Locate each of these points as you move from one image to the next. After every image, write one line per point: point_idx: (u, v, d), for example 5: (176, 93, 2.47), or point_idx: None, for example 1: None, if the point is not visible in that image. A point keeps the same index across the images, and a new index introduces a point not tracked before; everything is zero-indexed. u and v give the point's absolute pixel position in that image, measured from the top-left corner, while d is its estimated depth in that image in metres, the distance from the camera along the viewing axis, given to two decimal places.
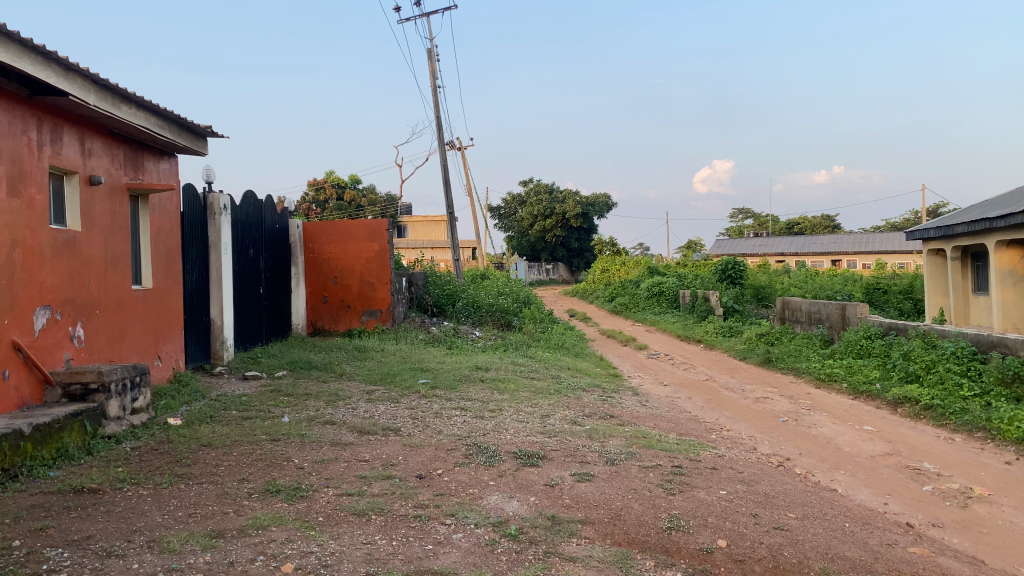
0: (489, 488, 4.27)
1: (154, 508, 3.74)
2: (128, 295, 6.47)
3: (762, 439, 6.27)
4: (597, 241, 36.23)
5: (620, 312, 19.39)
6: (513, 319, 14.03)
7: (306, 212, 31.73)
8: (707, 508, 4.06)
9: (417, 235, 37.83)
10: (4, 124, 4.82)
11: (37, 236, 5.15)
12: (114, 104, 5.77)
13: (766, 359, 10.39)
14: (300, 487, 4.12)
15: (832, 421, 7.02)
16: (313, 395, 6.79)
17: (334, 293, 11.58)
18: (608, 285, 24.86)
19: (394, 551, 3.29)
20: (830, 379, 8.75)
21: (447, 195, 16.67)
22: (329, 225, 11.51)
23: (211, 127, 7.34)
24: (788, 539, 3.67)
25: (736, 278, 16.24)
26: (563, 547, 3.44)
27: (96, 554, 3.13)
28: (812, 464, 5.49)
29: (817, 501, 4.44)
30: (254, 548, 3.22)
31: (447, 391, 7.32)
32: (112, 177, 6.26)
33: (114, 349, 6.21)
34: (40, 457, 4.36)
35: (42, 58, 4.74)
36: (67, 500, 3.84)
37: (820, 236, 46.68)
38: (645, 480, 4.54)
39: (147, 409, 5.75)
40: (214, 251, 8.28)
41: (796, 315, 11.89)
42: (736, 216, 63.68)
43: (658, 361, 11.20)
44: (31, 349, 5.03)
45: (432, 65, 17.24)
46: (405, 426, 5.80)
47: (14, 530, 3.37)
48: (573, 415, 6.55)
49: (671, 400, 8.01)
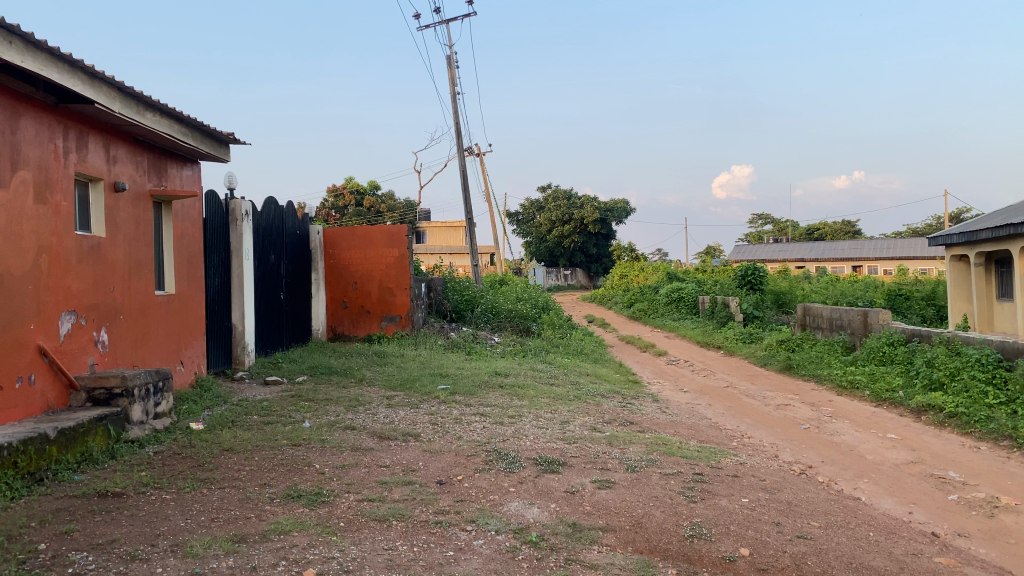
0: (509, 495, 4.27)
1: (177, 513, 3.76)
2: (152, 301, 6.52)
3: (784, 446, 6.23)
4: (615, 247, 36.13)
5: (639, 318, 19.38)
6: (532, 324, 14.04)
7: (325, 218, 31.93)
8: (730, 516, 4.03)
9: (436, 241, 37.97)
10: (31, 131, 4.88)
11: (62, 242, 5.21)
12: (139, 111, 5.83)
13: (787, 366, 10.32)
14: (322, 492, 4.14)
15: (855, 428, 6.95)
16: (334, 400, 6.82)
17: (354, 299, 11.63)
18: (628, 291, 24.81)
19: (416, 557, 3.29)
20: (852, 386, 8.67)
21: (466, 200, 16.69)
22: (348, 231, 11.55)
23: (233, 134, 7.40)
24: (812, 549, 3.64)
25: (756, 284, 16.11)
26: (584, 554, 3.43)
27: (121, 557, 3.15)
28: (835, 472, 5.44)
29: (841, 510, 4.39)
30: (276, 553, 3.23)
31: (466, 397, 7.32)
32: (136, 184, 6.33)
33: (137, 354, 6.27)
34: (65, 461, 4.40)
35: (68, 66, 4.80)
36: (92, 503, 3.88)
37: (841, 242, 46.35)
38: (666, 487, 4.51)
39: (169, 414, 5.79)
40: (236, 256, 8.34)
41: (817, 322, 11.79)
42: (756, 222, 63.51)
43: (678, 367, 11.15)
44: (56, 353, 5.08)
45: (452, 72, 17.33)
46: (425, 432, 5.80)
47: (39, 534, 3.40)
48: (593, 422, 6.53)
49: (691, 407, 7.97)
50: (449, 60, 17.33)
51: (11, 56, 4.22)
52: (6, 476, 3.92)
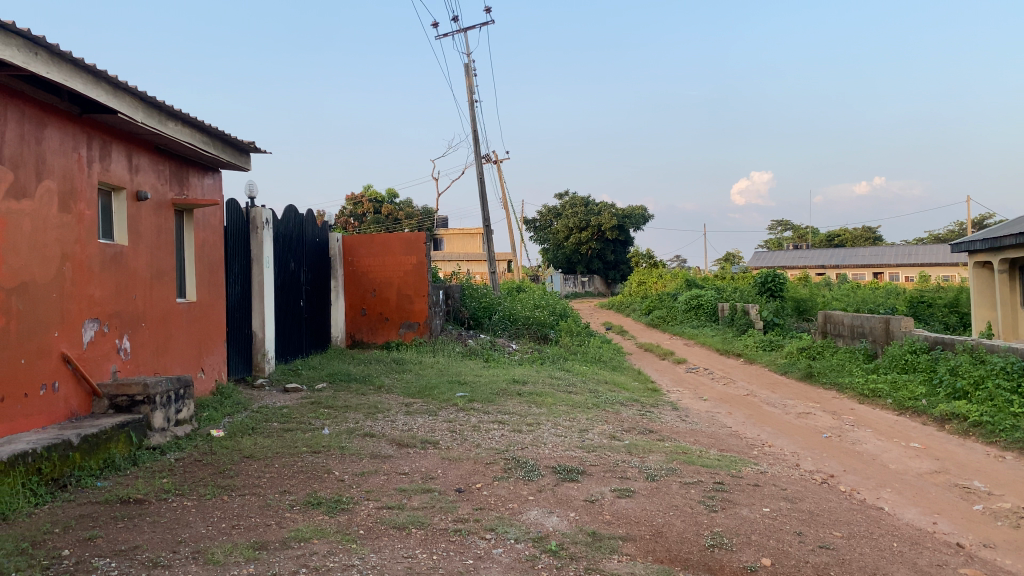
0: (528, 503, 4.26)
1: (198, 519, 3.78)
2: (173, 309, 6.58)
3: (805, 455, 6.17)
4: (634, 253, 36.05)
5: (658, 325, 19.32)
6: (550, 331, 14.03)
7: (344, 226, 32.08)
8: (751, 526, 4.00)
9: (453, 247, 38.06)
10: (56, 141, 4.95)
11: (86, 251, 5.27)
12: (161, 120, 5.89)
13: (808, 374, 10.23)
14: (342, 500, 4.14)
15: (878, 437, 6.88)
16: (353, 407, 6.83)
17: (372, 306, 11.70)
18: (646, 298, 24.73)
19: (435, 565, 3.29)
20: (874, 394, 8.58)
21: (484, 207, 16.72)
22: (367, 238, 11.64)
23: (254, 143, 7.46)
24: (835, 559, 3.60)
25: (776, 291, 15.97)
26: (605, 563, 3.41)
27: (143, 564, 3.17)
28: (858, 481, 5.38)
29: (864, 520, 4.34)
30: (296, 561, 3.24)
31: (484, 404, 7.32)
32: (158, 193, 6.39)
33: (159, 361, 6.32)
34: (88, 468, 4.44)
35: (93, 77, 4.86)
36: (114, 509, 3.91)
37: (862, 249, 45.98)
38: (686, 497, 4.48)
39: (191, 421, 5.83)
40: (257, 264, 8.40)
41: (838, 329, 11.67)
42: (775, 229, 63.16)
43: (697, 375, 11.08)
44: (79, 360, 5.13)
45: (470, 80, 17.38)
46: (444, 439, 5.81)
47: (63, 540, 3.43)
48: (612, 430, 6.50)
49: (711, 416, 7.91)
50: (467, 67, 17.38)
51: (36, 67, 4.28)
52: (30, 483, 3.97)
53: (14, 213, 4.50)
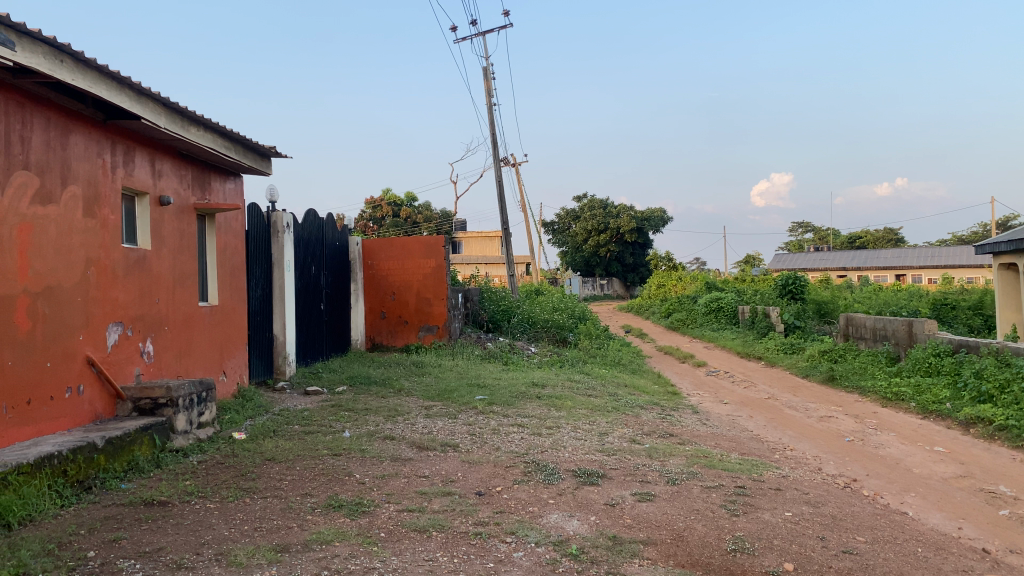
0: (549, 507, 4.25)
1: (221, 522, 3.81)
2: (195, 312, 6.63)
3: (828, 459, 6.12)
4: (653, 256, 35.91)
5: (677, 328, 19.26)
6: (569, 334, 14.02)
7: (363, 229, 32.22)
8: (773, 530, 3.97)
9: (472, 250, 38.11)
10: (80, 147, 5.01)
11: (110, 255, 5.33)
12: (184, 126, 5.95)
13: (830, 377, 10.15)
14: (363, 502, 4.16)
15: (901, 441, 6.81)
16: (373, 410, 6.86)
17: (392, 309, 11.73)
18: (665, 301, 24.62)
19: (456, 568, 3.30)
20: (897, 397, 8.49)
21: (502, 211, 16.74)
22: (386, 242, 11.66)
23: (275, 147, 7.51)
24: (858, 564, 3.57)
25: (797, 293, 15.84)
26: (626, 567, 3.40)
27: (167, 566, 3.20)
28: (881, 485, 5.33)
29: (888, 525, 4.30)
30: (318, 563, 3.26)
31: (504, 407, 7.33)
32: (180, 198, 6.45)
33: (181, 364, 6.37)
34: (112, 470, 4.49)
35: (117, 84, 4.92)
36: (138, 511, 3.94)
37: (884, 251, 45.53)
38: (707, 501, 4.46)
39: (213, 424, 5.88)
40: (278, 268, 8.46)
41: (860, 332, 11.55)
42: (796, 230, 62.75)
43: (717, 378, 11.03)
44: (103, 363, 5.19)
45: (488, 83, 17.41)
46: (464, 442, 5.82)
47: (89, 541, 3.47)
48: (631, 434, 6.48)
49: (732, 419, 7.87)
50: (486, 71, 17.41)
51: (62, 75, 4.34)
52: (56, 485, 4.02)
53: (39, 218, 4.56)
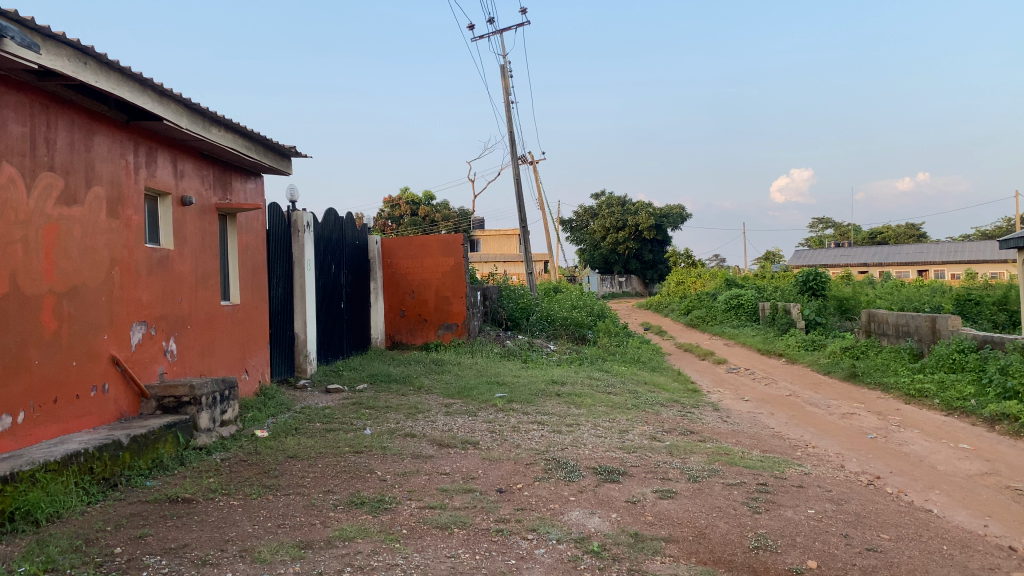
0: (570, 504, 4.25)
1: (245, 518, 3.84)
2: (217, 311, 6.69)
3: (850, 456, 6.07)
4: (672, 253, 35.75)
5: (697, 324, 19.19)
6: (588, 332, 13.99)
7: (382, 228, 32.37)
8: (795, 527, 3.95)
9: (490, 249, 38.14)
10: (104, 149, 5.06)
11: (133, 255, 5.39)
12: (205, 126, 5.99)
13: (852, 374, 10.07)
14: (384, 499, 4.18)
15: (925, 438, 6.75)
16: (393, 408, 6.89)
17: (411, 307, 11.78)
18: (684, 298, 24.53)
19: (478, 565, 3.31)
20: (921, 394, 8.41)
21: (520, 208, 16.74)
22: (405, 241, 11.71)
23: (295, 147, 7.55)
24: (883, 562, 3.54)
25: (818, 290, 15.71)
26: (647, 565, 3.40)
27: (192, 562, 3.23)
28: (905, 483, 5.29)
29: (912, 522, 4.26)
30: (342, 560, 3.28)
31: (523, 405, 7.34)
32: (202, 198, 6.50)
33: (204, 363, 6.43)
34: (137, 467, 4.54)
35: (139, 85, 4.96)
36: (163, 508, 3.99)
37: (906, 247, 45.06)
38: (729, 498, 4.44)
39: (235, 421, 5.93)
40: (298, 267, 8.52)
41: (882, 328, 11.44)
42: (816, 226, 62.31)
43: (738, 376, 10.97)
44: (127, 362, 5.24)
45: (506, 81, 17.40)
46: (484, 440, 5.82)
47: (115, 538, 3.51)
48: (652, 431, 6.46)
49: (753, 416, 7.83)
50: (503, 69, 17.40)
51: (86, 77, 4.39)
52: (83, 482, 4.07)
53: (65, 219, 4.62)
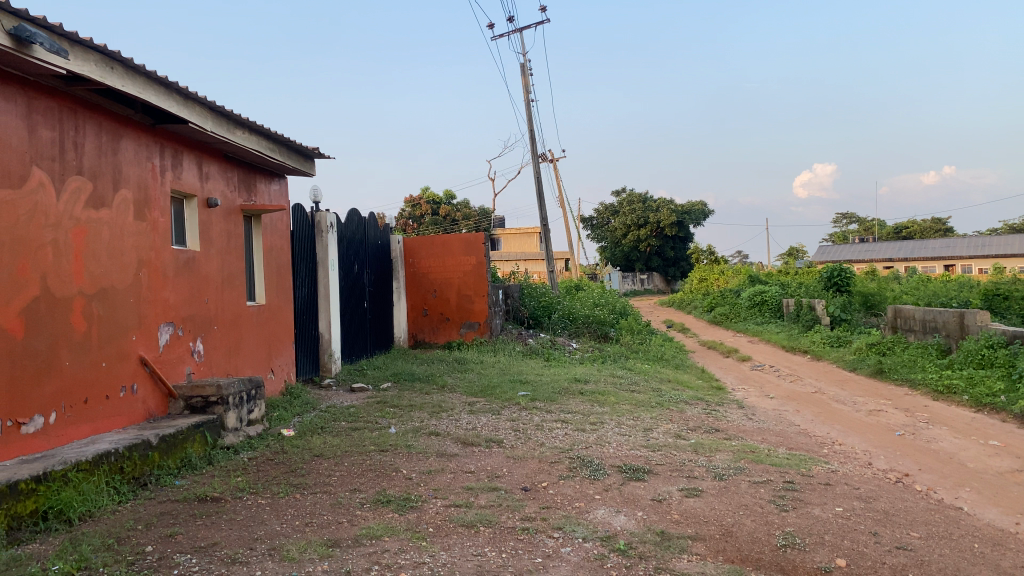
0: (595, 502, 4.25)
1: (273, 517, 3.88)
2: (243, 311, 6.75)
3: (878, 454, 6.02)
4: (694, 250, 35.55)
5: (720, 322, 19.09)
6: (610, 330, 13.96)
7: (403, 228, 32.50)
8: (824, 525, 3.92)
9: (511, 247, 38.16)
10: (130, 152, 5.12)
11: (160, 257, 5.45)
12: (229, 129, 6.04)
13: (879, 371, 9.97)
14: (410, 497, 4.20)
15: (954, 435, 6.66)
16: (417, 406, 6.92)
17: (433, 306, 11.82)
18: (708, 294, 24.41)
19: (505, 563, 3.31)
20: (949, 391, 8.31)
21: (541, 207, 16.74)
22: (427, 240, 11.76)
23: (318, 148, 7.60)
24: (914, 560, 3.51)
25: (843, 285, 15.56)
26: (674, 563, 3.38)
27: (222, 560, 3.27)
28: (934, 480, 5.23)
29: (943, 520, 4.22)
30: (369, 558, 3.30)
31: (547, 403, 7.34)
32: (227, 200, 6.56)
33: (231, 363, 6.49)
34: (166, 466, 4.60)
35: (164, 88, 5.01)
36: (192, 507, 4.03)
37: (932, 241, 44.52)
38: (756, 496, 4.41)
39: (262, 421, 5.97)
40: (322, 267, 8.57)
41: (909, 324, 11.31)
42: (840, 221, 61.73)
43: (763, 373, 10.90)
44: (155, 363, 5.31)
45: (525, 79, 17.41)
46: (508, 438, 5.83)
47: (146, 536, 3.55)
48: (676, 429, 6.44)
49: (778, 414, 7.77)
50: (523, 68, 17.41)
51: (112, 81, 4.44)
52: (114, 481, 4.13)
53: (93, 222, 4.69)
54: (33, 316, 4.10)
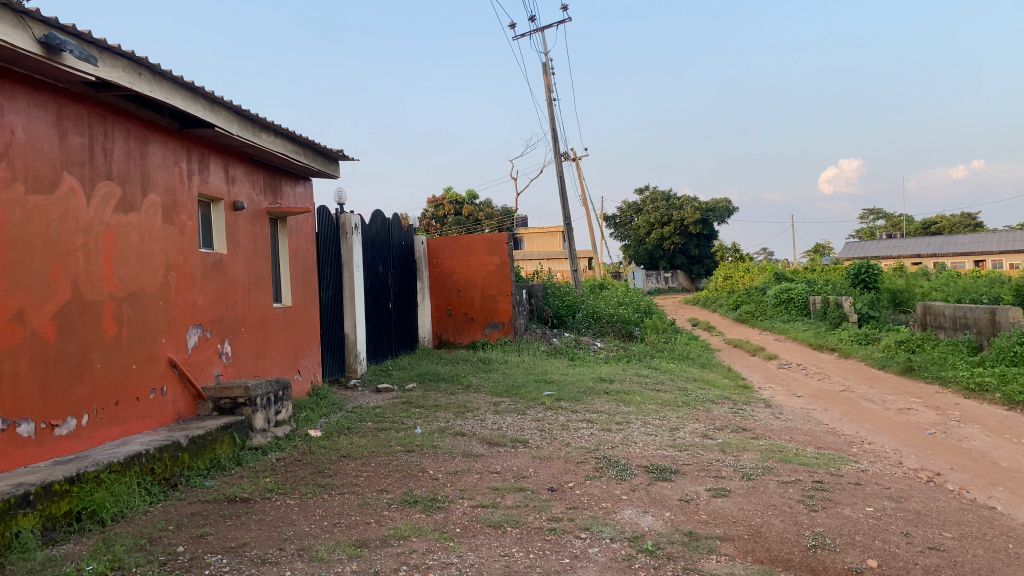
0: (622, 503, 4.24)
1: (302, 517, 3.91)
2: (270, 313, 6.80)
3: (908, 453, 5.94)
4: (719, 247, 35.29)
5: (746, 320, 18.95)
6: (635, 329, 13.91)
7: (426, 229, 32.63)
8: (854, 526, 3.88)
9: (534, 246, 38.13)
10: (158, 156, 5.18)
11: (188, 260, 5.51)
12: (255, 132, 6.09)
13: (908, 368, 9.85)
14: (437, 497, 4.22)
15: (986, 433, 6.56)
16: (443, 406, 6.94)
17: (457, 306, 11.85)
18: (733, 292, 24.25)
19: (532, 564, 3.31)
20: (981, 389, 8.19)
21: (564, 206, 16.72)
22: (450, 240, 11.81)
23: (343, 151, 7.65)
24: (947, 560, 3.46)
25: (871, 282, 15.38)
26: (703, 564, 3.36)
27: (252, 561, 3.29)
28: (967, 479, 5.16)
29: (976, 520, 4.15)
30: (397, 558, 3.32)
31: (572, 403, 7.33)
32: (254, 202, 6.62)
33: (258, 365, 6.55)
34: (196, 467, 4.65)
35: (191, 93, 5.06)
36: (222, 508, 4.07)
37: (961, 236, 43.91)
38: (784, 496, 4.37)
39: (289, 421, 6.02)
40: (348, 268, 8.62)
41: (939, 321, 11.16)
42: (867, 217, 61.01)
43: (790, 371, 10.80)
44: (184, 364, 5.37)
45: (547, 77, 17.40)
46: (533, 438, 5.83)
47: (177, 537, 3.60)
48: (703, 429, 6.40)
49: (806, 412, 7.70)
50: (545, 67, 17.37)
51: (140, 87, 4.50)
52: (145, 482, 4.18)
53: (122, 226, 4.75)
54: (65, 320, 4.16)
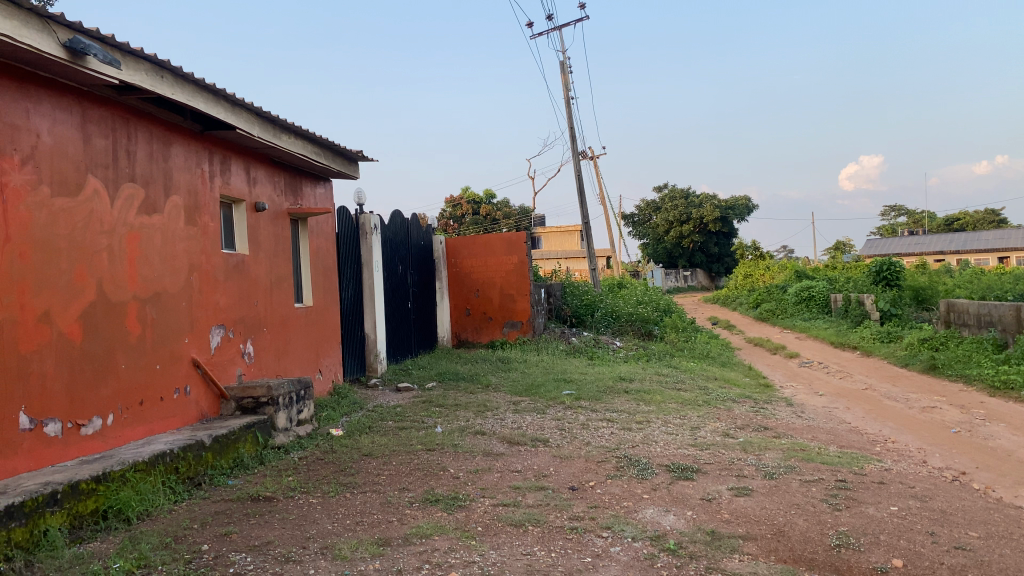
0: (644, 502, 4.23)
1: (324, 516, 3.93)
2: (291, 313, 6.85)
3: (933, 452, 5.88)
4: (738, 245, 35.09)
5: (766, 318, 18.84)
6: (654, 327, 13.87)
7: (444, 229, 32.68)
8: (879, 525, 3.85)
9: (552, 246, 38.10)
10: (181, 158, 5.23)
11: (211, 261, 5.56)
12: (275, 134, 6.13)
13: (932, 366, 9.75)
14: (458, 496, 4.23)
15: (1012, 432, 6.49)
16: (463, 405, 6.95)
17: (476, 306, 11.88)
18: (753, 290, 24.11)
19: (554, 562, 3.31)
20: (1006, 387, 8.09)
21: (582, 205, 16.70)
22: (468, 240, 11.84)
23: (362, 151, 7.69)
24: (973, 560, 3.42)
25: (893, 279, 15.24)
26: (726, 563, 3.35)
27: (276, 559, 3.31)
28: (993, 478, 5.10)
29: (1003, 520, 4.11)
30: (419, 557, 3.33)
31: (592, 402, 7.32)
32: (275, 203, 6.67)
33: (280, 364, 6.59)
34: (220, 466, 4.69)
35: (212, 95, 5.11)
36: (245, 506, 4.10)
37: (984, 232, 43.42)
38: (807, 495, 4.34)
39: (311, 420, 6.06)
40: (368, 268, 8.66)
41: (963, 318, 11.03)
42: (888, 214, 60.49)
43: (812, 369, 10.73)
44: (207, 364, 5.41)
45: (565, 76, 17.37)
46: (554, 437, 5.83)
47: (202, 535, 3.63)
48: (725, 428, 6.37)
49: (828, 411, 7.65)
50: (562, 65, 17.35)
51: (163, 90, 4.54)
52: (170, 481, 4.22)
53: (146, 227, 4.79)
54: (90, 320, 4.21)
